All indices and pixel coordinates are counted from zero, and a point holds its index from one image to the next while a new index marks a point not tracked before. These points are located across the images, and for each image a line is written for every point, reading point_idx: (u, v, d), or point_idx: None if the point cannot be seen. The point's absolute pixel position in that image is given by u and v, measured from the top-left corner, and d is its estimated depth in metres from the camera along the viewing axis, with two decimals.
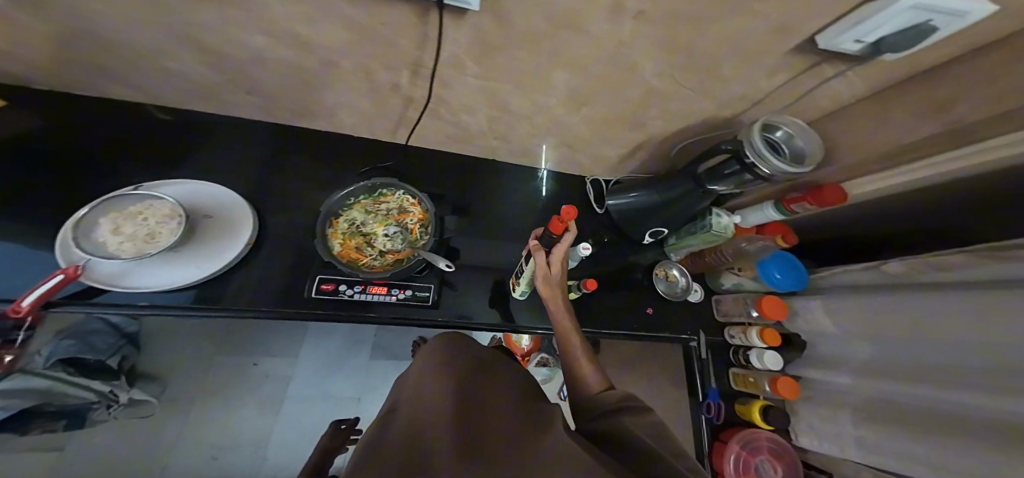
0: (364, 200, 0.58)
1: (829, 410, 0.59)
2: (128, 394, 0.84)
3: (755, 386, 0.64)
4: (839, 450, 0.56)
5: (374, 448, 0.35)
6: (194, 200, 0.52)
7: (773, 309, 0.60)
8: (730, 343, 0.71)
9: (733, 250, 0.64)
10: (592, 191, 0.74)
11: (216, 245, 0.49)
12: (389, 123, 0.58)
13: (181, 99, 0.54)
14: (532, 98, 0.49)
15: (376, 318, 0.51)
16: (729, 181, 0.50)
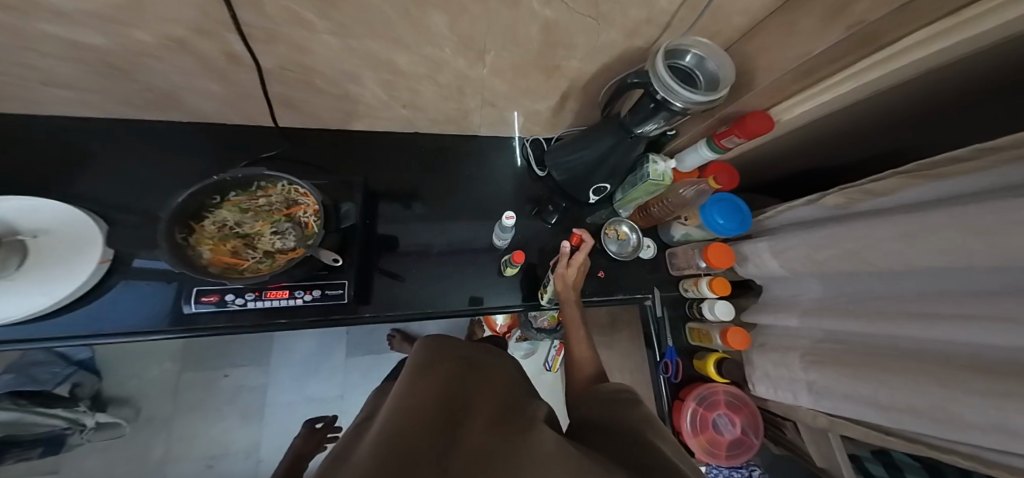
0: (237, 195, 0.50)
1: (780, 355, 0.57)
2: (93, 419, 0.82)
3: (709, 339, 0.63)
4: (792, 396, 0.54)
5: (347, 449, 0.32)
6: (21, 220, 0.43)
7: (721, 258, 0.55)
8: (685, 296, 0.68)
9: (676, 199, 0.58)
10: (531, 154, 0.68)
11: (59, 267, 0.43)
12: (271, 103, 0.51)
13: (6, 108, 0.46)
14: (410, 55, 0.41)
15: (285, 324, 0.49)
16: (649, 122, 0.44)
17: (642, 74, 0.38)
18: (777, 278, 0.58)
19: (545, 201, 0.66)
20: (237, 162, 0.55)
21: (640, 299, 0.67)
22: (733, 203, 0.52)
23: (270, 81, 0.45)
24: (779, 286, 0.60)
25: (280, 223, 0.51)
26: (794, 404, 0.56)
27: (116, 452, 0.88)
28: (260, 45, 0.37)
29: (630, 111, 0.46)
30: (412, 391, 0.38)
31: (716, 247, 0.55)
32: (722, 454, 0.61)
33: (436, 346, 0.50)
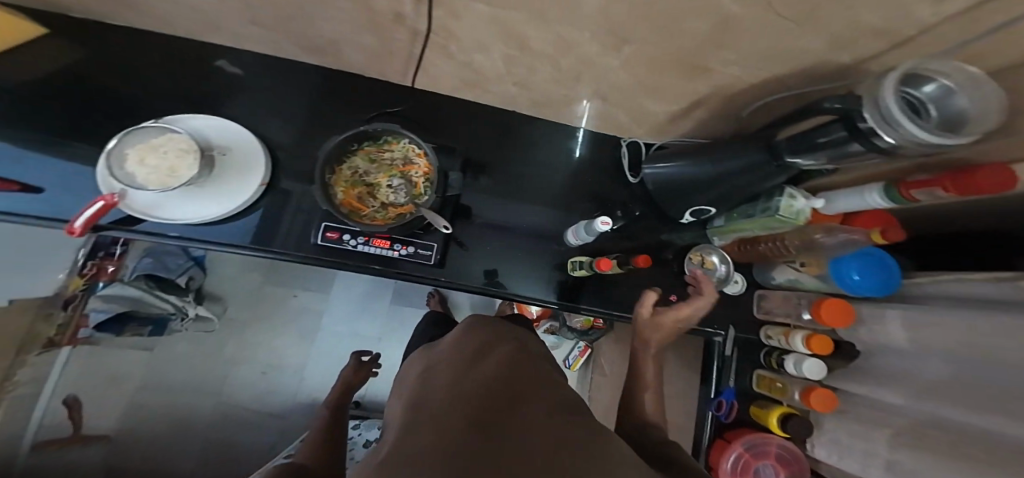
0: (368, 146, 0.52)
1: (861, 427, 0.51)
2: (196, 311, 1.00)
3: (782, 393, 0.56)
4: (861, 468, 0.49)
5: (410, 418, 0.30)
6: (214, 136, 0.50)
7: (832, 316, 0.49)
8: (766, 343, 0.62)
9: (798, 240, 0.51)
10: (626, 156, 0.65)
11: (230, 181, 0.50)
12: (402, 61, 0.54)
13: (190, 30, 0.53)
14: (547, 35, 0.41)
15: (381, 270, 0.53)
16: (826, 155, 0.35)
17: (846, 101, 0.28)
18: (883, 342, 0.50)
19: (634, 208, 0.64)
20: (356, 112, 0.60)
21: (709, 333, 0.62)
22: (877, 258, 0.44)
23: (411, 41, 0.48)
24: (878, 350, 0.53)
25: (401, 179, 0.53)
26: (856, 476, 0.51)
27: (201, 342, 1.03)
28: (421, 8, 0.39)
29: (791, 135, 0.39)
30: (465, 376, 0.35)
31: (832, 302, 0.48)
32: None
33: (486, 325, 0.49)
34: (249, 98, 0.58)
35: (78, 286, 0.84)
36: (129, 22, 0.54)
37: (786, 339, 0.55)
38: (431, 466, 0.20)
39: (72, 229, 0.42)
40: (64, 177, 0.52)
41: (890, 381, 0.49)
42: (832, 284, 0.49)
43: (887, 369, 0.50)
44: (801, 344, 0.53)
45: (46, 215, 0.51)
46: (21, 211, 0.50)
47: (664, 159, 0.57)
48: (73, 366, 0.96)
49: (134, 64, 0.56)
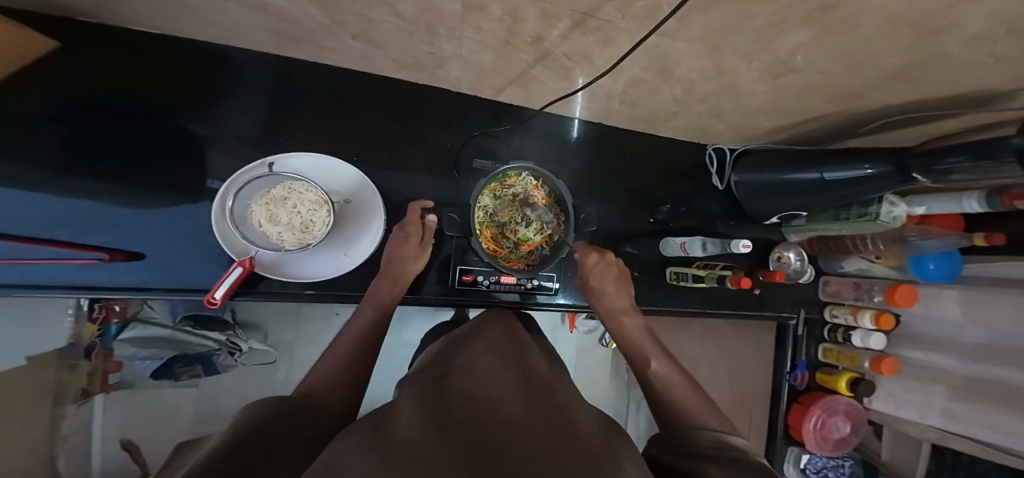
0: (495, 187, 0.63)
1: (919, 384, 0.69)
2: (249, 344, 0.95)
3: (852, 361, 0.75)
4: (918, 414, 0.68)
5: (427, 393, 0.34)
6: (322, 179, 0.53)
7: (907, 298, 0.62)
8: (830, 320, 0.79)
9: (887, 238, 0.63)
10: (712, 159, 0.80)
11: (351, 230, 0.55)
12: (512, 76, 0.52)
13: (274, 42, 0.48)
14: (686, 65, 0.42)
15: (506, 300, 0.66)
16: (957, 175, 0.44)
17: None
18: (940, 315, 0.66)
19: (707, 215, 0.80)
20: (466, 135, 0.66)
21: (783, 317, 0.80)
22: (949, 252, 0.59)
23: (535, 62, 0.46)
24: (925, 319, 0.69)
25: (519, 212, 0.64)
26: (908, 419, 0.71)
27: (256, 373, 0.98)
28: (577, 31, 0.36)
29: (922, 154, 0.46)
30: (484, 368, 0.38)
31: (906, 288, 0.62)
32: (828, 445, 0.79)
33: (497, 325, 0.53)
34: (352, 118, 0.60)
35: (94, 333, 0.79)
36: (212, 37, 0.49)
37: (856, 317, 0.72)
38: (411, 446, 0.21)
39: (213, 301, 0.47)
40: (172, 242, 0.53)
41: (947, 349, 0.65)
42: (909, 273, 0.63)
43: (936, 337, 0.67)
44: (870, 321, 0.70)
45: (163, 284, 0.53)
46: (134, 284, 0.51)
47: (772, 168, 0.66)
48: (114, 415, 0.88)
49: (220, 82, 0.53)
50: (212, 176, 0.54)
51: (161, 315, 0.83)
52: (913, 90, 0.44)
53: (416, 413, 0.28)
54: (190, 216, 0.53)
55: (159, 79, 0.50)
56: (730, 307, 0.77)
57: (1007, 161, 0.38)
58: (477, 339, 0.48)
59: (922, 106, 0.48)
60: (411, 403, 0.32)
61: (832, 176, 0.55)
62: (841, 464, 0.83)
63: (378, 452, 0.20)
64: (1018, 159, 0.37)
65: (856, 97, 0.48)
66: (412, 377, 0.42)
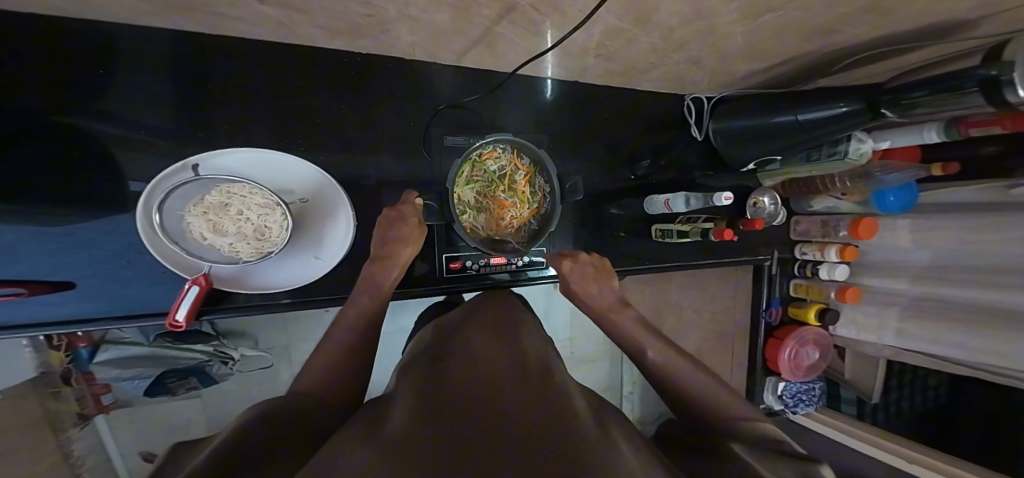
0: (473, 167, 0.60)
1: (877, 308, 0.84)
2: (239, 352, 0.87)
3: (820, 293, 0.86)
4: (876, 336, 0.84)
5: (422, 380, 0.32)
6: (271, 177, 0.48)
7: (867, 229, 0.72)
8: (798, 257, 0.87)
9: (856, 175, 0.69)
10: (690, 109, 0.79)
11: (316, 230, 0.51)
12: (473, 36, 0.46)
13: (176, 13, 0.40)
14: (662, 10, 0.38)
15: (498, 281, 0.66)
16: (920, 109, 0.45)
17: (1005, 68, 0.36)
18: (893, 246, 0.81)
19: (686, 168, 0.80)
20: (433, 108, 0.61)
21: (759, 260, 0.85)
22: (904, 184, 0.68)
23: (499, 17, 0.40)
24: (883, 253, 0.84)
25: (503, 192, 0.62)
26: (867, 341, 0.87)
27: (256, 378, 0.94)
28: None
29: (894, 89, 0.47)
30: (478, 354, 0.36)
31: (868, 221, 0.71)
32: (800, 371, 0.91)
33: (488, 309, 0.52)
34: (298, 98, 0.53)
35: (64, 359, 0.72)
36: (92, 14, 0.40)
37: (823, 253, 0.80)
38: (404, 434, 0.20)
39: (176, 324, 0.43)
40: (99, 265, 0.46)
41: (901, 273, 0.81)
42: (871, 206, 0.71)
43: (890, 262, 0.83)
44: (836, 255, 0.79)
45: (97, 313, 0.47)
46: (59, 319, 0.45)
47: (748, 113, 0.65)
48: (123, 431, 0.85)
49: (120, 67, 0.44)
50: (134, 179, 0.46)
51: (132, 334, 0.76)
52: (882, 23, 0.43)
53: (412, 401, 0.27)
54: (116, 233, 0.46)
55: (38, 69, 0.41)
56: (712, 256, 0.81)
57: (969, 91, 0.40)
58: (467, 323, 0.47)
59: (888, 39, 0.47)
60: (401, 394, 0.30)
61: (807, 117, 0.55)
62: (813, 387, 0.97)
63: (370, 444, 0.19)
64: (982, 88, 0.38)
65: (828, 35, 0.47)
66: (406, 365, 0.40)
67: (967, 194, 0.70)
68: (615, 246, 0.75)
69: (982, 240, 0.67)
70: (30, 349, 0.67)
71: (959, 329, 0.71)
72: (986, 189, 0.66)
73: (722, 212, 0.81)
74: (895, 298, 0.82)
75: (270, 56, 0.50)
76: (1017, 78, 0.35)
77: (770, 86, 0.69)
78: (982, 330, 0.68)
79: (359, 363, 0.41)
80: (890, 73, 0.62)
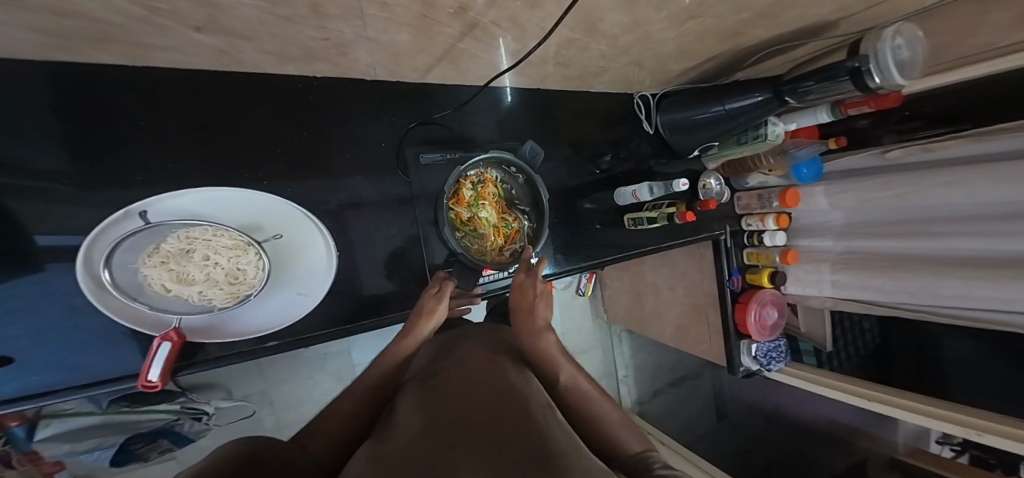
0: (460, 190, 0.64)
1: (814, 266, 0.96)
2: (212, 405, 0.81)
3: (768, 258, 0.96)
4: (817, 289, 0.96)
5: (422, 401, 0.34)
6: (227, 213, 0.45)
7: (791, 199, 0.85)
8: (745, 228, 0.98)
9: (779, 152, 0.81)
10: (639, 107, 0.85)
11: (297, 267, 0.50)
12: (437, 53, 0.48)
13: (106, 49, 0.37)
14: (610, 17, 0.42)
15: (493, 288, 0.69)
16: (810, 95, 0.55)
17: (864, 60, 0.47)
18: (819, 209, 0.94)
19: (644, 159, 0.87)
20: (403, 125, 0.62)
21: (714, 234, 0.95)
22: (813, 157, 0.81)
23: (461, 34, 0.42)
24: (810, 217, 0.97)
25: (488, 207, 0.66)
26: (811, 295, 0.99)
27: (237, 430, 0.88)
28: None
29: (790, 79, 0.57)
30: (474, 373, 0.38)
31: (791, 192, 0.85)
32: (765, 332, 1.00)
33: (479, 331, 0.55)
34: (254, 129, 0.51)
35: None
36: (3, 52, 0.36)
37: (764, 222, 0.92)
38: (408, 458, 0.22)
39: (149, 384, 0.40)
40: (45, 334, 0.40)
41: (830, 233, 0.93)
42: (792, 178, 0.84)
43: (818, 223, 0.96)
44: (773, 223, 0.91)
45: (32, 389, 0.40)
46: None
47: (688, 107, 0.73)
48: None
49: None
50: (40, 232, 0.39)
51: (78, 404, 0.64)
52: (783, 22, 0.50)
53: (412, 424, 0.29)
54: (58, 296, 0.41)
55: None
56: (682, 238, 0.89)
57: (841, 80, 0.50)
58: (462, 343, 0.49)
59: (785, 36, 0.56)
60: (403, 418, 0.32)
61: (732, 105, 0.63)
62: (779, 343, 1.06)
63: (380, 467, 0.21)
64: (850, 77, 0.49)
65: (744, 32, 0.53)
66: (402, 387, 0.41)
67: (858, 160, 0.84)
68: (591, 238, 0.79)
69: (875, 198, 0.82)
70: None
71: (878, 275, 0.82)
72: (871, 154, 0.81)
73: (679, 197, 0.89)
74: (826, 254, 0.94)
75: (217, 89, 0.48)
76: (872, 68, 0.47)
77: (704, 80, 0.77)
78: (892, 274, 0.80)
79: None
80: (788, 65, 0.73)
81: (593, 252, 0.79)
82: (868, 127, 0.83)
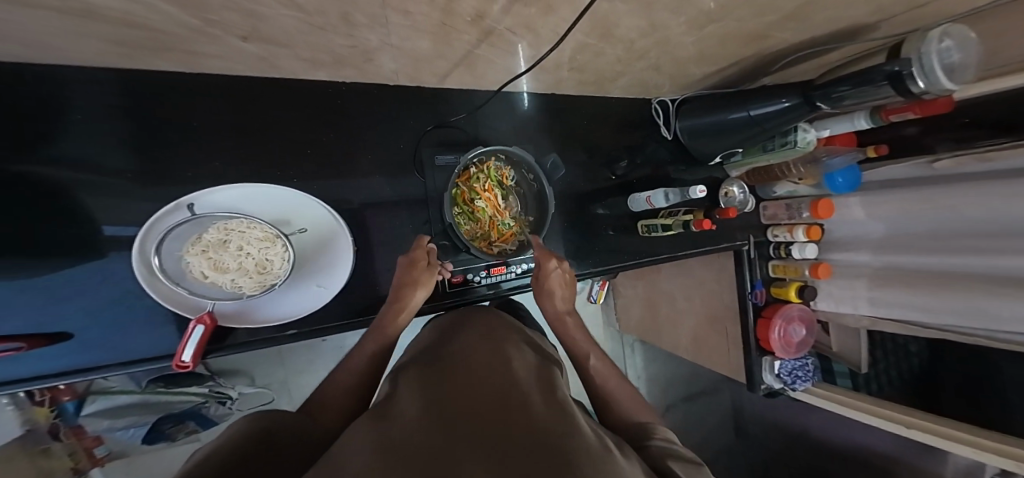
0: (465, 183, 0.63)
1: (849, 281, 0.90)
2: (237, 390, 0.86)
3: (796, 271, 0.91)
4: (853, 307, 0.90)
5: (422, 384, 0.35)
6: (260, 207, 0.49)
7: (825, 209, 0.80)
8: (773, 240, 0.95)
9: (811, 160, 0.77)
10: (658, 112, 0.84)
11: (321, 262, 0.53)
12: (455, 59, 0.49)
13: (158, 59, 0.41)
14: (629, 21, 0.42)
15: (500, 291, 0.68)
16: (847, 100, 0.53)
17: (905, 63, 0.44)
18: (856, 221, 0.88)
19: (663, 165, 0.85)
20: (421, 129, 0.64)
21: (736, 245, 0.91)
22: (849, 166, 0.77)
23: (478, 41, 0.43)
24: (845, 229, 0.92)
25: (493, 201, 0.66)
26: (845, 313, 0.93)
27: (256, 417, 0.92)
28: (518, 3, 0.35)
29: (822, 84, 0.54)
30: (475, 358, 0.39)
31: (824, 202, 0.80)
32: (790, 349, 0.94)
33: (483, 315, 0.56)
34: (284, 131, 0.54)
35: (49, 415, 0.67)
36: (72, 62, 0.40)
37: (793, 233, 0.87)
38: (402, 441, 0.22)
39: (183, 364, 0.43)
40: (98, 313, 0.45)
41: (867, 247, 0.87)
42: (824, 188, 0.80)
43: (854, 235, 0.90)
44: (803, 235, 0.87)
45: (83, 364, 0.44)
46: (33, 374, 0.42)
47: (709, 111, 0.71)
48: None
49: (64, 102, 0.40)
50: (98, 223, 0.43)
51: (121, 382, 0.72)
52: (812, 25, 0.48)
53: (411, 407, 0.30)
54: (112, 279, 0.45)
55: None
56: (701, 246, 0.86)
57: (881, 84, 0.48)
58: (466, 329, 0.50)
59: (816, 40, 0.54)
60: (403, 399, 0.33)
61: (757, 112, 0.61)
62: (806, 362, 0.99)
63: (374, 448, 0.22)
64: (890, 81, 0.46)
65: (770, 36, 0.51)
66: (406, 369, 0.42)
67: (903, 170, 0.79)
68: (605, 244, 0.78)
69: (917, 211, 0.77)
70: (12, 407, 0.64)
71: (922, 293, 0.76)
72: (916, 164, 0.77)
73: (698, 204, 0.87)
74: (861, 268, 0.88)
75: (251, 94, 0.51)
76: (915, 72, 0.44)
77: (727, 85, 0.74)
78: (938, 292, 0.74)
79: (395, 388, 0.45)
80: (821, 69, 0.70)
81: (606, 257, 0.78)
82: (918, 134, 0.77)
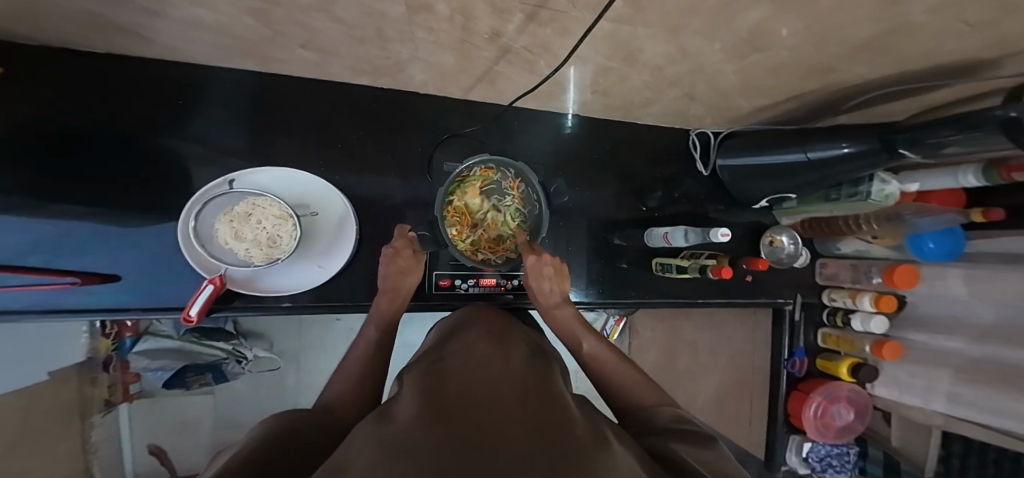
0: (465, 186, 0.63)
1: (923, 369, 0.73)
2: (253, 352, 0.94)
3: (853, 345, 0.78)
4: (922, 400, 0.73)
5: (429, 381, 0.32)
6: (283, 188, 0.54)
7: (905, 277, 0.66)
8: (829, 303, 0.82)
9: (888, 216, 0.65)
10: (697, 144, 0.78)
11: (326, 243, 0.57)
12: (477, 74, 0.51)
13: (227, 57, 0.48)
14: (662, 48, 0.40)
15: (486, 300, 0.68)
16: (952, 147, 0.40)
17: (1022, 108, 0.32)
18: (944, 297, 0.71)
19: (697, 200, 0.79)
20: (443, 136, 0.66)
21: (779, 303, 0.82)
22: (947, 229, 0.62)
23: (497, 58, 0.44)
24: (928, 305, 0.75)
25: (491, 209, 0.65)
26: (912, 404, 0.76)
27: (264, 381, 0.99)
28: (533, 24, 0.35)
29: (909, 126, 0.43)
30: (480, 360, 0.36)
31: (905, 267, 0.66)
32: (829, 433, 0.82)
33: (488, 316, 0.54)
34: (322, 127, 0.59)
35: (110, 347, 0.80)
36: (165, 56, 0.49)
37: (855, 300, 0.74)
38: (414, 434, 0.18)
39: (190, 318, 0.48)
40: (140, 264, 0.53)
41: (955, 331, 0.69)
42: (908, 252, 0.66)
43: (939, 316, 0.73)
44: (871, 303, 0.73)
45: (114, 305, 0.53)
46: (83, 306, 0.52)
47: (756, 150, 0.65)
48: (139, 421, 0.92)
49: None
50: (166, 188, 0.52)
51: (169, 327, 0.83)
52: (886, 64, 0.41)
53: (421, 400, 0.26)
54: (161, 238, 0.54)
55: (114, 104, 0.50)
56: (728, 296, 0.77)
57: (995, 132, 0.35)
58: (469, 331, 0.48)
59: (896, 80, 0.46)
60: (409, 395, 0.29)
61: (815, 155, 0.53)
62: (846, 451, 0.87)
63: (380, 443, 0.18)
64: (1002, 130, 0.34)
65: (832, 71, 0.45)
66: (411, 369, 0.40)
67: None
68: (617, 276, 0.73)
69: None
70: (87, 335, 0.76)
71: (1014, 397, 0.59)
72: None
73: (731, 249, 0.79)
74: (950, 358, 0.70)
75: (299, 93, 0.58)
76: None
77: (782, 121, 0.67)
78: None
79: (373, 385, 0.46)
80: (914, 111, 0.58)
81: (614, 288, 0.73)
82: None
